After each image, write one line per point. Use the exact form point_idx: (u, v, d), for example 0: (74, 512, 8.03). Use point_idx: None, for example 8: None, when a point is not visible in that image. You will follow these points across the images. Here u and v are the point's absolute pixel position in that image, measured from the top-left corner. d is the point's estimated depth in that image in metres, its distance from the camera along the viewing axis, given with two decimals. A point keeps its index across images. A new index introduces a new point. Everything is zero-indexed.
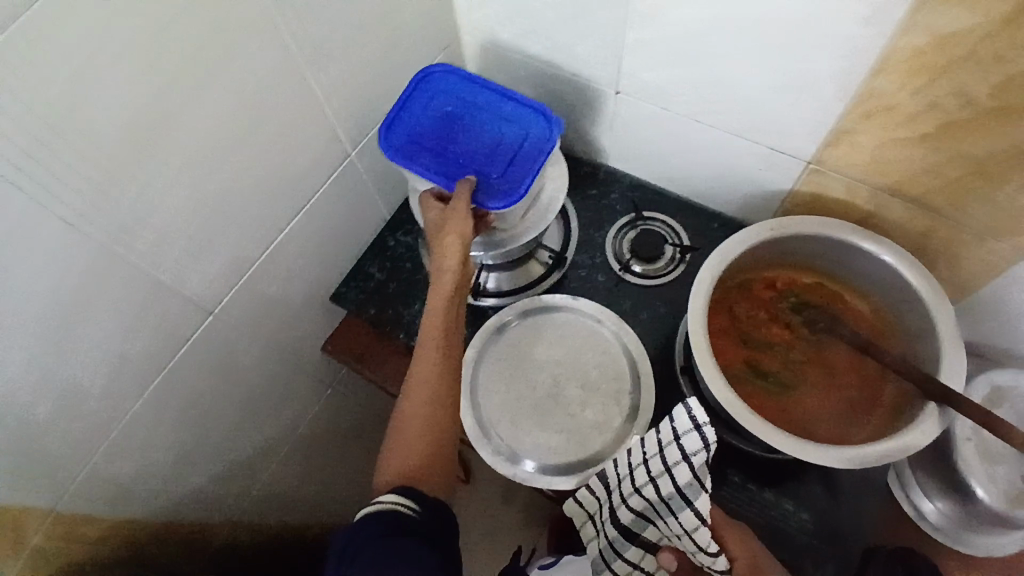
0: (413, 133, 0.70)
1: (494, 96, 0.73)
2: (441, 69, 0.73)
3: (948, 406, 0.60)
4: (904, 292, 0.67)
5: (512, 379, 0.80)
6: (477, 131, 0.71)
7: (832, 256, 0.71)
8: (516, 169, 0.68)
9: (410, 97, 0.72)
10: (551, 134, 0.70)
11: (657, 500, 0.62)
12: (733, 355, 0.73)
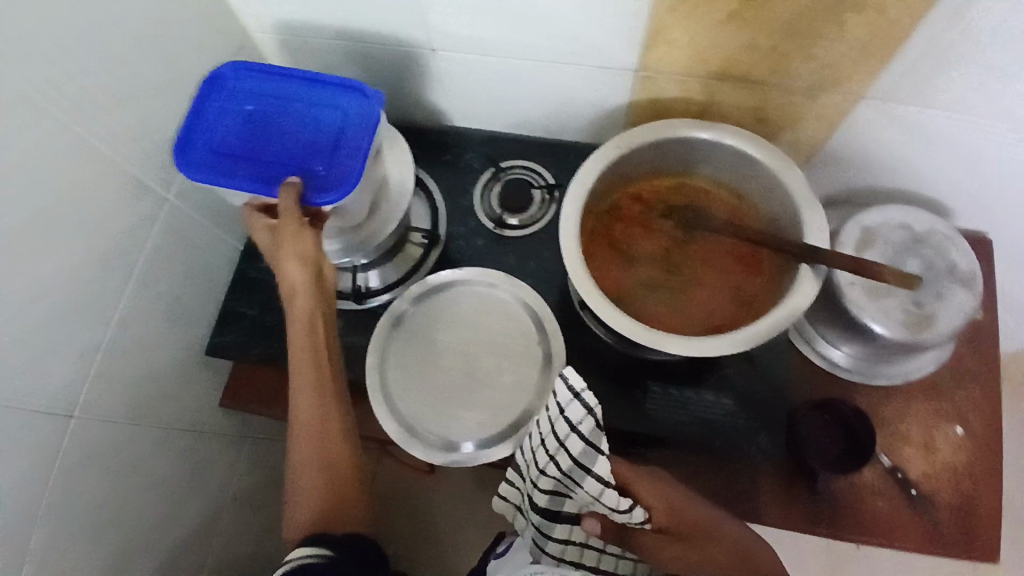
0: (217, 144, 0.63)
1: (299, 84, 0.67)
2: (230, 68, 0.66)
3: (816, 263, 0.62)
4: (752, 169, 0.68)
5: (418, 368, 0.76)
6: (289, 125, 0.65)
7: (681, 155, 0.72)
8: (344, 154, 0.63)
9: (202, 109, 0.65)
10: (371, 111, 0.65)
11: (559, 478, 0.60)
12: (619, 277, 0.73)
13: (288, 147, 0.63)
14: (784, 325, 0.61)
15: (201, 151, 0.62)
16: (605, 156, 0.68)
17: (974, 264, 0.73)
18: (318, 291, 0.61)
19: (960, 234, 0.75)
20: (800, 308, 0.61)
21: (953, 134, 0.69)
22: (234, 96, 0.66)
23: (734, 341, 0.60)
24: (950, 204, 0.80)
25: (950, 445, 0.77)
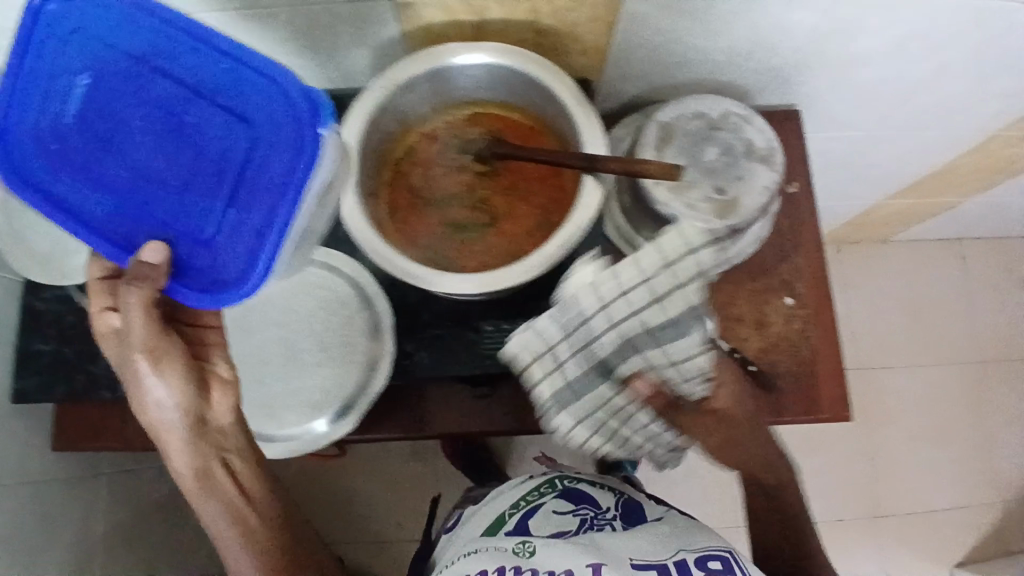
0: (41, 135, 0.55)
1: (187, 54, 0.54)
2: (86, 9, 0.54)
3: (595, 171, 0.61)
4: (525, 83, 0.65)
5: (245, 364, 0.74)
6: (162, 130, 0.54)
7: (455, 86, 0.67)
8: (229, 202, 0.54)
9: (46, 64, 0.54)
10: (295, 119, 0.53)
11: (640, 346, 0.64)
12: (425, 226, 0.70)
13: (162, 167, 0.54)
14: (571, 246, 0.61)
15: (35, 140, 0.55)
16: (367, 105, 0.63)
17: (771, 140, 0.74)
18: (193, 389, 0.57)
19: (755, 112, 0.75)
20: (586, 221, 0.60)
21: (724, 14, 0.68)
22: (87, 49, 0.54)
23: (524, 273, 0.60)
24: (746, 77, 0.80)
25: (783, 319, 0.80)
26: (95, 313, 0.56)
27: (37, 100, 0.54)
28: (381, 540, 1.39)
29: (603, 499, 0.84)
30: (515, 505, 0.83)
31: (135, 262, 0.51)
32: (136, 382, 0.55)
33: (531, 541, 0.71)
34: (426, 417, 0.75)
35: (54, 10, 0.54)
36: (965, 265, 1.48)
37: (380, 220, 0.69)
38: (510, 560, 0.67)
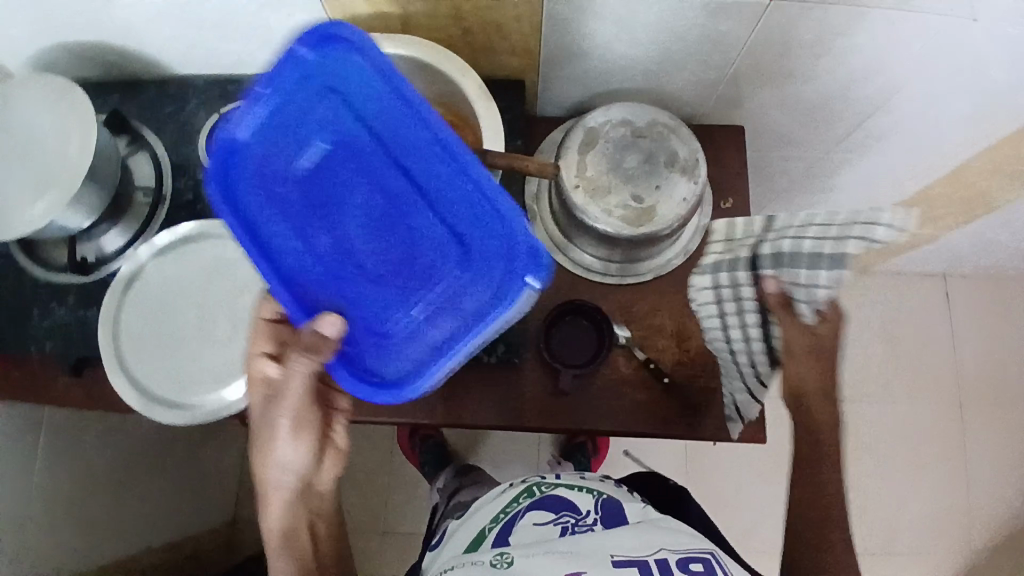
0: (265, 181, 0.60)
1: (412, 137, 0.59)
2: (337, 78, 0.59)
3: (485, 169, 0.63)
4: (438, 78, 0.67)
5: (160, 331, 0.75)
6: (378, 218, 0.60)
7: None
8: (417, 307, 0.60)
9: (288, 110, 0.60)
10: (505, 263, 0.58)
11: (773, 253, 0.60)
12: None
13: (365, 254, 0.60)
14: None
15: (250, 171, 0.60)
16: None
17: (695, 151, 0.73)
18: (313, 453, 0.64)
19: (683, 124, 0.75)
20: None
21: (641, 16, 0.70)
22: (328, 109, 0.60)
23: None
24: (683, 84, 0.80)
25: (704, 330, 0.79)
26: (253, 356, 0.62)
27: (270, 138, 0.60)
28: None
29: (583, 501, 0.69)
30: (493, 518, 0.70)
31: (310, 330, 0.56)
32: (274, 423, 0.62)
33: (510, 551, 0.63)
34: None
35: (308, 68, 0.59)
36: (949, 304, 1.43)
37: None
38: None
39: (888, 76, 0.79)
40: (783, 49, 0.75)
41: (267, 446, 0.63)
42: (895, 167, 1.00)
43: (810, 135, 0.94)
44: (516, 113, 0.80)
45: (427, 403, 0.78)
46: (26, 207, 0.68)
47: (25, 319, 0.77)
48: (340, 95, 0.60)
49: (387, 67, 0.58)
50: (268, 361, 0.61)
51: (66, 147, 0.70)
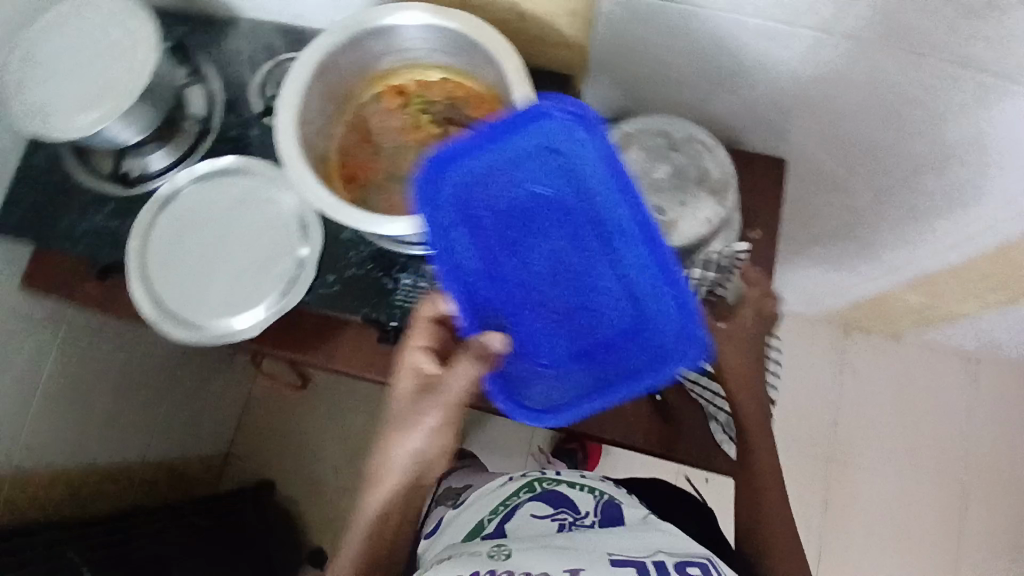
0: (463, 203, 0.62)
1: (616, 205, 0.59)
2: (557, 135, 0.60)
3: None
4: (485, 57, 0.68)
5: (178, 256, 0.78)
6: (564, 274, 0.60)
7: (427, 46, 0.71)
8: (568, 359, 0.61)
9: (505, 153, 0.61)
10: (670, 358, 0.57)
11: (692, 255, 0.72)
12: (370, 168, 0.74)
13: (542, 299, 0.61)
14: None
15: (453, 195, 0.62)
16: (328, 41, 0.67)
17: (728, 174, 0.74)
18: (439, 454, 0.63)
19: (721, 146, 0.76)
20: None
21: (695, 28, 0.70)
22: (540, 162, 0.61)
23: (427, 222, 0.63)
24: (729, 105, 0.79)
25: None
26: (412, 346, 0.62)
27: (480, 171, 0.62)
28: (316, 482, 1.44)
29: (583, 500, 0.69)
30: (493, 510, 0.70)
31: (478, 342, 0.57)
32: (414, 418, 0.61)
33: (508, 544, 0.58)
34: (336, 348, 0.79)
35: (533, 122, 0.60)
36: (974, 384, 1.38)
37: (326, 152, 0.73)
38: (484, 563, 0.53)
39: (940, 133, 0.77)
40: (835, 86, 0.74)
41: (398, 434, 0.62)
42: (937, 232, 0.97)
43: (854, 182, 0.92)
44: None
45: None
46: (81, 113, 0.73)
47: (62, 219, 0.81)
48: (562, 154, 0.60)
49: (607, 138, 0.58)
50: (428, 360, 0.61)
51: (128, 64, 0.74)
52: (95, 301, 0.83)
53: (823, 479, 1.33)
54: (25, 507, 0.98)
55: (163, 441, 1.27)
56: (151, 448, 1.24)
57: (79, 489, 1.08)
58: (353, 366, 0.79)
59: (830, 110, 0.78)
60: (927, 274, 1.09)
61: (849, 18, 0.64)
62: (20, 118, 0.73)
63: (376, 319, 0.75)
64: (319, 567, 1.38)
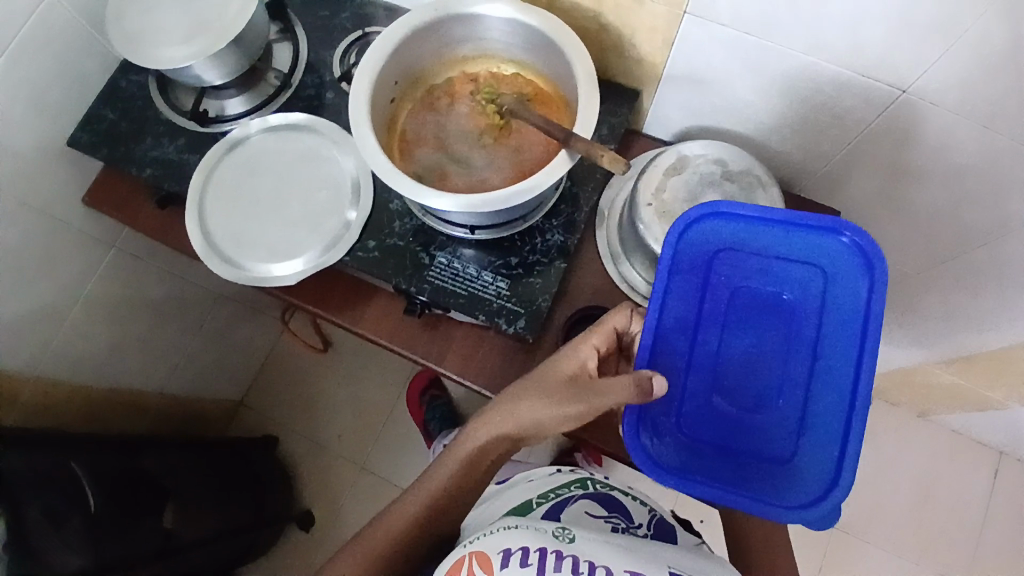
0: (706, 263, 0.62)
1: (840, 353, 0.59)
2: (826, 267, 0.61)
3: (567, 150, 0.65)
4: (560, 60, 0.70)
5: (236, 196, 0.81)
6: (762, 372, 0.59)
7: (507, 40, 0.73)
8: (710, 441, 0.59)
9: (774, 243, 0.62)
10: (795, 502, 0.58)
11: None
12: (427, 147, 0.76)
13: (727, 379, 0.60)
14: (519, 202, 0.66)
15: (696, 247, 0.63)
16: (415, 19, 0.69)
17: None
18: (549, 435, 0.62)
19: (775, 184, 0.76)
20: (541, 184, 0.65)
21: (768, 65, 0.71)
22: (794, 271, 0.61)
23: (476, 204, 0.66)
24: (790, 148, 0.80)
25: None
26: (582, 342, 0.62)
27: (735, 242, 0.62)
28: (319, 445, 1.47)
29: (638, 512, 0.68)
30: (543, 494, 0.68)
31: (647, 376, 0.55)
32: (555, 401, 0.59)
33: (572, 529, 0.53)
34: (364, 313, 0.82)
35: (817, 238, 0.61)
36: (994, 480, 1.34)
37: (390, 124, 0.75)
38: (552, 540, 0.50)
39: (1001, 211, 0.76)
40: (900, 147, 0.74)
41: (530, 398, 0.60)
42: (984, 314, 0.95)
43: (906, 247, 0.91)
44: (620, 120, 0.82)
45: (439, 349, 0.81)
46: (174, 47, 0.77)
47: (136, 144, 0.86)
48: (827, 279, 0.60)
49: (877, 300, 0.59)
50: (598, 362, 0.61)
51: (227, 12, 0.78)
52: (149, 226, 0.88)
53: (822, 545, 1.30)
54: (45, 409, 1.02)
55: (183, 376, 1.31)
56: (172, 381, 1.28)
57: (98, 404, 1.12)
58: (377, 333, 0.81)
59: (892, 170, 0.78)
60: (964, 356, 1.07)
61: (924, 79, 0.64)
62: (116, 41, 0.78)
63: (406, 290, 0.77)
64: (305, 529, 1.39)
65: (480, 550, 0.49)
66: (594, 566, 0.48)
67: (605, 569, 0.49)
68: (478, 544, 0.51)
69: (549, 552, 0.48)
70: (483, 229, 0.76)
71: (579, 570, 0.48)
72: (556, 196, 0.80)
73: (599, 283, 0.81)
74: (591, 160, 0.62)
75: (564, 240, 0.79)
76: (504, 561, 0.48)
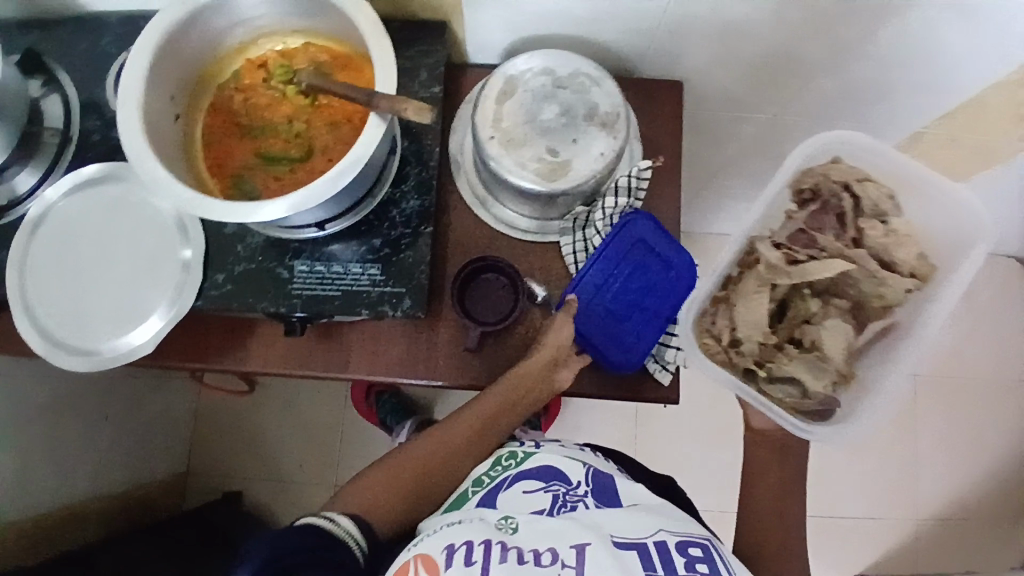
0: (626, 300, 0.74)
1: (666, 279, 0.75)
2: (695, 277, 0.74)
3: (376, 112, 0.60)
4: (340, 16, 0.63)
5: (58, 277, 0.72)
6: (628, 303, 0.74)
7: (277, 13, 0.66)
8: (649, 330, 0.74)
9: (641, 246, 0.74)
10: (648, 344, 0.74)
11: (864, 231, 0.69)
12: (238, 154, 0.69)
13: (612, 307, 0.74)
14: (348, 181, 0.60)
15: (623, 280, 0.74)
16: (161, 21, 0.60)
17: (618, 105, 0.70)
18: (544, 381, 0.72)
19: (608, 76, 0.72)
20: (360, 159, 0.60)
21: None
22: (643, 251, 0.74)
23: (304, 201, 0.60)
24: (613, 29, 0.77)
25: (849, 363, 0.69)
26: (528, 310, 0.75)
27: (620, 266, 0.74)
28: (283, 481, 1.42)
29: (574, 470, 0.63)
30: (476, 481, 0.65)
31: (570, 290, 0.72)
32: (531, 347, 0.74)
33: (516, 517, 0.56)
34: (245, 349, 0.76)
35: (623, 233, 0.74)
36: None
37: (186, 144, 0.67)
38: (494, 534, 0.53)
39: (831, 34, 0.76)
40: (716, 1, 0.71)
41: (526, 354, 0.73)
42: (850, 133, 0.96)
43: (757, 98, 0.91)
44: (438, 58, 0.76)
45: (338, 356, 0.75)
46: None
47: None
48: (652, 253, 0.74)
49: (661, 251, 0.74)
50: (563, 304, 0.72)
51: None
52: None
53: None
54: None
55: (112, 470, 1.22)
56: (100, 480, 1.19)
57: (29, 533, 1.03)
58: (267, 365, 0.75)
59: (718, 27, 0.76)
60: None
61: None
62: None
63: (277, 312, 0.71)
64: None
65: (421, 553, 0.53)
66: (539, 553, 0.51)
67: (551, 551, 0.51)
68: (419, 547, 0.54)
69: (493, 544, 0.52)
70: (335, 222, 0.70)
71: (523, 558, 0.50)
72: (397, 159, 0.74)
73: (474, 232, 0.77)
74: (399, 115, 0.57)
75: (421, 203, 0.74)
76: (447, 559, 0.51)
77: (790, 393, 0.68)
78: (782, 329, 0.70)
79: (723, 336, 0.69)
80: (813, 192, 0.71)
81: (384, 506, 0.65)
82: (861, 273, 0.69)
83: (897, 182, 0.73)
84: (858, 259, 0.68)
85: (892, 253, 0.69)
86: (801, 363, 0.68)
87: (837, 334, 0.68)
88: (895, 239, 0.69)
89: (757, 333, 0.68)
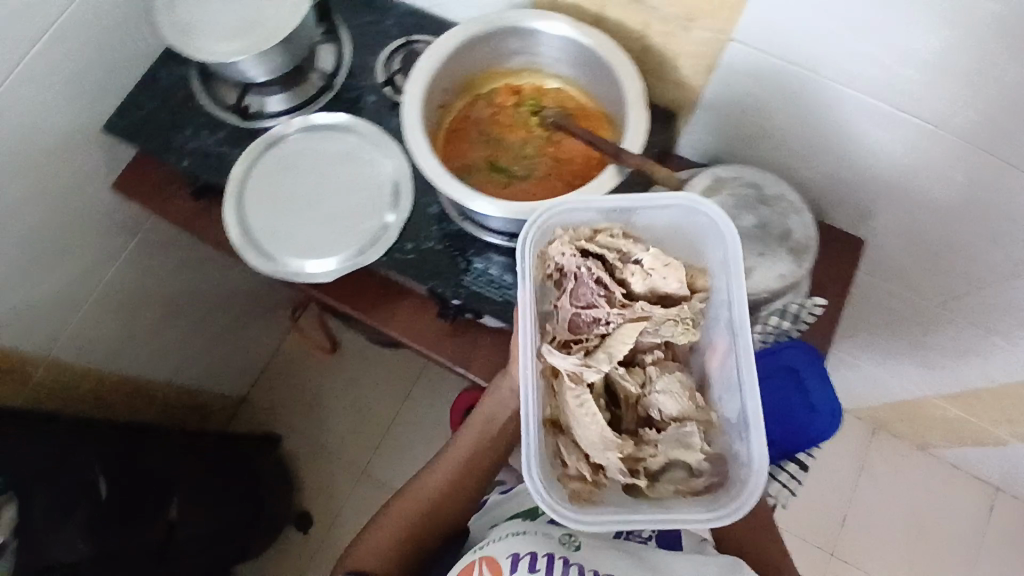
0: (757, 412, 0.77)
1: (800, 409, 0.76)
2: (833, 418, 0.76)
3: (617, 165, 0.66)
4: (608, 78, 0.72)
5: (275, 192, 0.81)
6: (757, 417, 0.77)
7: (554, 57, 0.75)
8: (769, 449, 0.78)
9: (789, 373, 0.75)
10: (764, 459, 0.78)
11: (625, 275, 0.58)
12: (470, 154, 0.77)
13: None
14: None
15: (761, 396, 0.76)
16: (465, 31, 0.71)
17: (810, 238, 0.75)
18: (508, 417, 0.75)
19: (808, 211, 0.77)
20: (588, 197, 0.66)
21: (809, 95, 0.73)
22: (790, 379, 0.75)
23: (523, 213, 0.67)
24: (821, 173, 0.83)
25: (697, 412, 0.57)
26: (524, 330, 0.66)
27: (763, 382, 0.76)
28: (321, 447, 1.46)
29: None
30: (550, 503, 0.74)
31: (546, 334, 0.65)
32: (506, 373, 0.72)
33: (579, 535, 0.64)
34: (393, 314, 0.82)
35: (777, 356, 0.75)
36: (993, 515, 1.36)
37: (434, 130, 0.76)
38: (558, 549, 0.61)
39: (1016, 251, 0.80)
40: (927, 182, 0.77)
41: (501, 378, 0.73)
42: (999, 348, 0.97)
43: (922, 280, 0.94)
44: (657, 141, 0.84)
45: (466, 354, 0.81)
46: (224, 42, 0.77)
47: (175, 134, 0.85)
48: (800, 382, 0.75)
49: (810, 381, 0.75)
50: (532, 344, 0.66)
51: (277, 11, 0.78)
52: (182, 218, 0.87)
53: (816, 569, 1.32)
54: (58, 391, 1.02)
55: (191, 368, 1.30)
56: (179, 374, 1.27)
57: (103, 392, 1.10)
58: (404, 335, 0.81)
59: (915, 204, 0.81)
60: (975, 390, 1.10)
61: (959, 117, 0.67)
62: (167, 29, 0.78)
63: (442, 294, 0.77)
64: (302, 530, 1.39)
65: (488, 555, 0.61)
66: None
67: None
68: (485, 551, 0.62)
69: (554, 558, 0.59)
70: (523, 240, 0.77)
71: None
72: None
73: None
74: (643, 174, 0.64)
75: None
76: (512, 564, 0.59)
77: (676, 476, 0.55)
78: (623, 422, 0.57)
79: (584, 473, 0.55)
80: (559, 270, 0.59)
81: (388, 557, 0.70)
82: (654, 325, 0.57)
83: (616, 220, 0.62)
84: (645, 313, 0.57)
85: (662, 288, 0.58)
86: (669, 442, 0.55)
87: (670, 394, 0.56)
88: (662, 271, 0.58)
89: (612, 447, 0.54)
